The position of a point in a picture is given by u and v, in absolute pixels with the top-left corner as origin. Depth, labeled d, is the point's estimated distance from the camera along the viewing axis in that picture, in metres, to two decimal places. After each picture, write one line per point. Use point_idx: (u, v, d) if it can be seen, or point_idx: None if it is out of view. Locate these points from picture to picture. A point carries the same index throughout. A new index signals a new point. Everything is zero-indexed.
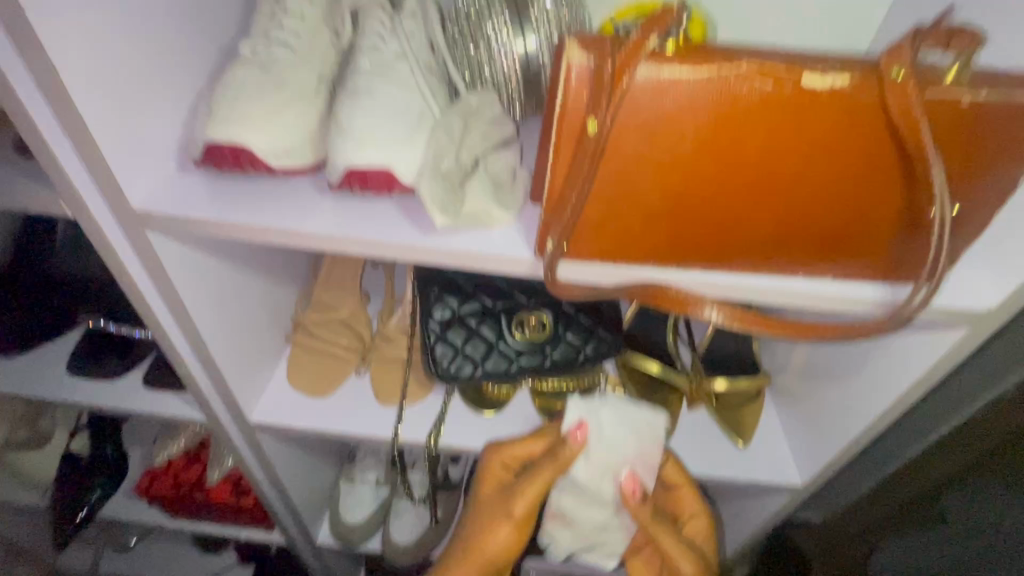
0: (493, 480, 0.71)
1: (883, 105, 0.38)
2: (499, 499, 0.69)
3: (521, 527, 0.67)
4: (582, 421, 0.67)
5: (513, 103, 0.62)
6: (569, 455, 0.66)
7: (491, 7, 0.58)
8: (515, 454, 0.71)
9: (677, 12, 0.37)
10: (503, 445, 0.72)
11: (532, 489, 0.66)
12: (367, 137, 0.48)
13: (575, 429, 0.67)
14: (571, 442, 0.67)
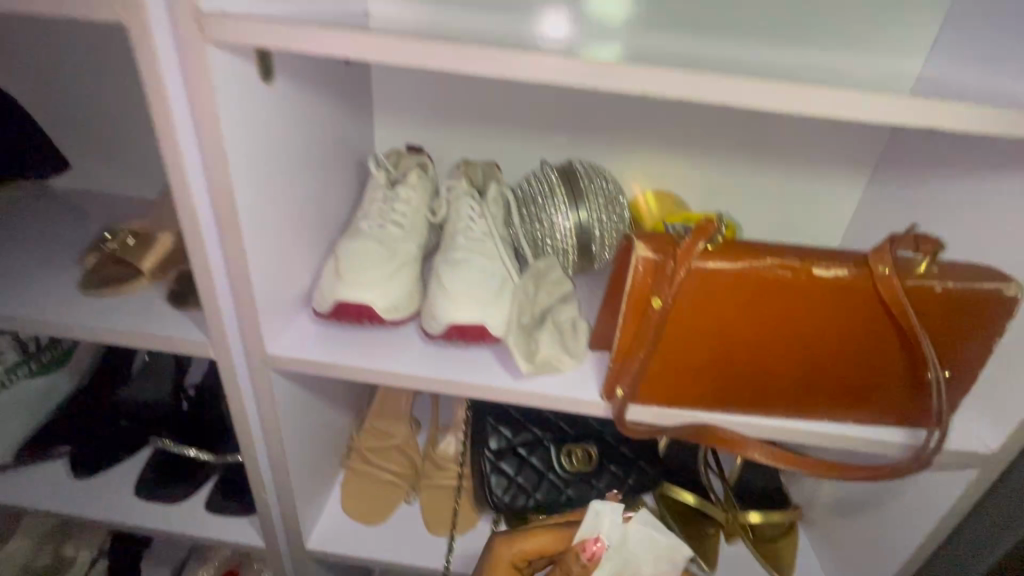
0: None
1: (876, 290, 0.51)
2: None
3: None
4: (599, 535, 0.62)
5: (568, 263, 0.76)
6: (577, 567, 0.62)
7: (553, 192, 0.74)
8: (519, 556, 0.65)
9: (716, 223, 0.51)
10: (508, 547, 0.65)
11: None
12: (467, 299, 0.60)
13: (591, 541, 0.62)
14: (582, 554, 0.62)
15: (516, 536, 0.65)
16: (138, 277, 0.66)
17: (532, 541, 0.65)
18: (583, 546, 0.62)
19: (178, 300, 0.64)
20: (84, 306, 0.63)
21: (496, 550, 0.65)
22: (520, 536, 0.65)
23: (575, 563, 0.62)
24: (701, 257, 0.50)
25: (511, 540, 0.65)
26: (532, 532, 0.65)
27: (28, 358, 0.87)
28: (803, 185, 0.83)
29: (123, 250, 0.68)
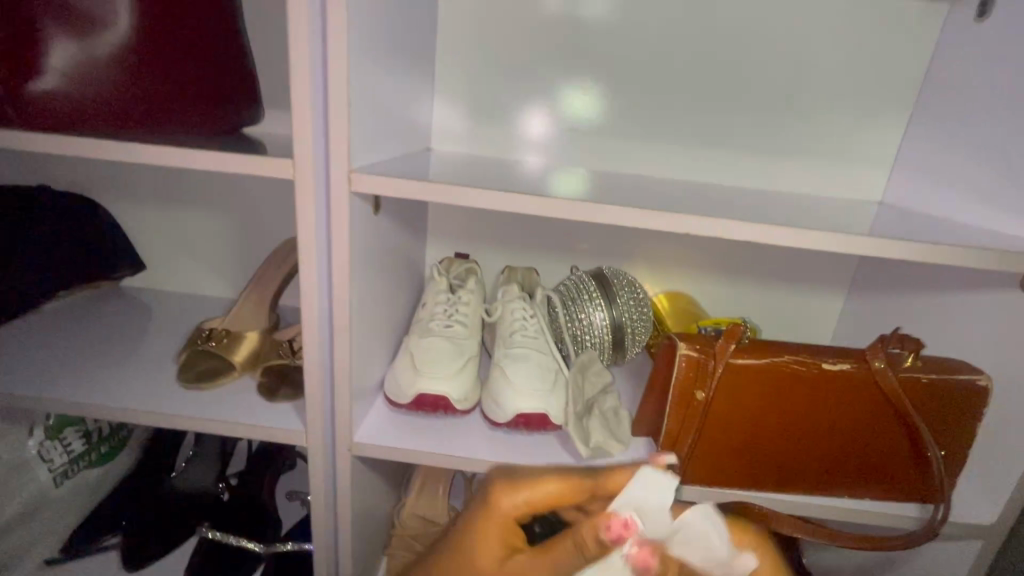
0: (489, 534, 0.50)
1: (874, 379, 0.62)
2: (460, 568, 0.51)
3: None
4: (632, 519, 0.43)
5: (603, 354, 0.86)
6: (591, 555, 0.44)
7: (589, 293, 0.86)
8: (520, 504, 0.51)
9: (741, 326, 0.63)
10: (508, 491, 0.51)
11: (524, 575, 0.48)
12: (531, 391, 0.69)
13: (622, 522, 0.44)
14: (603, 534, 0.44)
15: (521, 479, 0.53)
16: (231, 371, 0.75)
17: (542, 488, 0.50)
18: (606, 524, 0.44)
19: (268, 393, 0.72)
20: (186, 399, 0.70)
21: (494, 489, 0.53)
22: (527, 480, 0.52)
23: (585, 533, 0.45)
24: (732, 355, 0.62)
25: (512, 484, 0.52)
26: (543, 476, 0.52)
27: (90, 449, 0.90)
28: (790, 285, 0.99)
29: (218, 346, 0.77)
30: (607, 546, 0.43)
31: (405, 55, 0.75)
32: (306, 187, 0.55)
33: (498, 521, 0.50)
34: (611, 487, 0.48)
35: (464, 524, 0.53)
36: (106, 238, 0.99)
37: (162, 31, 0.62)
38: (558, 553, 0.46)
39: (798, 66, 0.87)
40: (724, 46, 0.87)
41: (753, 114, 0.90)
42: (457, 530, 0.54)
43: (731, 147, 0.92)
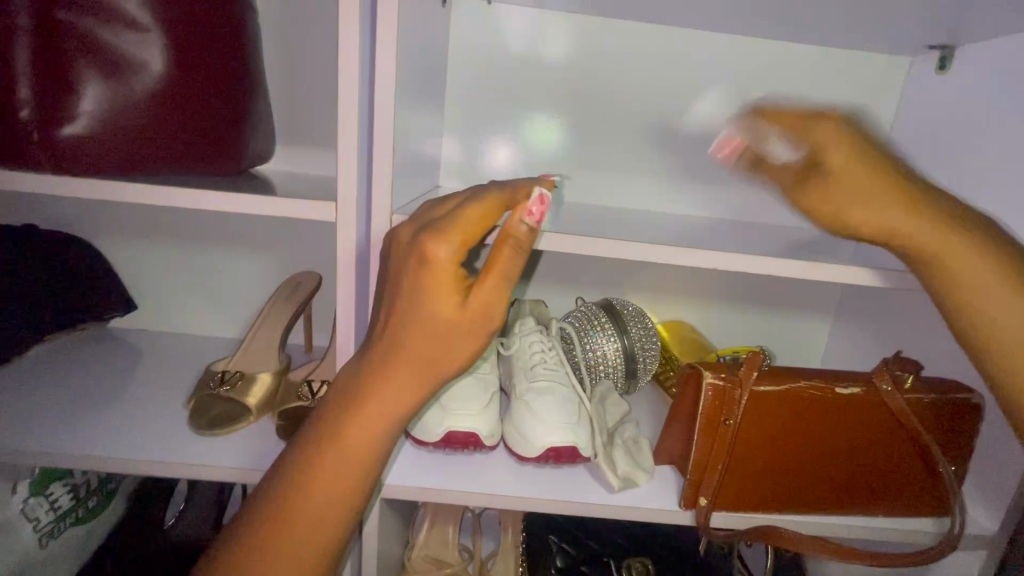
0: (441, 289, 0.46)
1: (882, 400, 0.67)
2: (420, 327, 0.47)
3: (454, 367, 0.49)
4: (545, 194, 0.50)
5: (617, 381, 0.89)
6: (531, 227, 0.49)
7: (600, 323, 0.88)
8: (459, 245, 0.46)
9: (760, 354, 0.66)
10: (442, 238, 0.46)
11: (494, 291, 0.48)
12: (560, 423, 0.70)
13: (538, 202, 0.49)
14: (534, 211, 0.49)
15: (444, 223, 0.47)
16: (248, 416, 0.72)
17: (467, 217, 0.47)
18: (527, 210, 0.49)
19: (292, 438, 0.70)
20: (203, 447, 0.68)
21: (427, 247, 0.46)
22: (445, 220, 0.47)
23: (518, 233, 0.49)
24: (755, 382, 0.64)
25: (443, 231, 0.46)
26: (456, 210, 0.48)
27: (77, 505, 0.83)
28: (783, 311, 1.04)
29: (233, 390, 0.74)
30: (531, 233, 0.49)
31: (420, 96, 0.77)
32: (349, 226, 0.61)
33: (448, 269, 0.46)
34: (509, 191, 0.50)
35: (409, 295, 0.47)
36: (99, 278, 0.94)
37: (195, 80, 0.62)
38: (507, 263, 0.48)
39: (782, 110, 0.94)
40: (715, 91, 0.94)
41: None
42: (400, 302, 0.48)
43: (723, 184, 0.98)
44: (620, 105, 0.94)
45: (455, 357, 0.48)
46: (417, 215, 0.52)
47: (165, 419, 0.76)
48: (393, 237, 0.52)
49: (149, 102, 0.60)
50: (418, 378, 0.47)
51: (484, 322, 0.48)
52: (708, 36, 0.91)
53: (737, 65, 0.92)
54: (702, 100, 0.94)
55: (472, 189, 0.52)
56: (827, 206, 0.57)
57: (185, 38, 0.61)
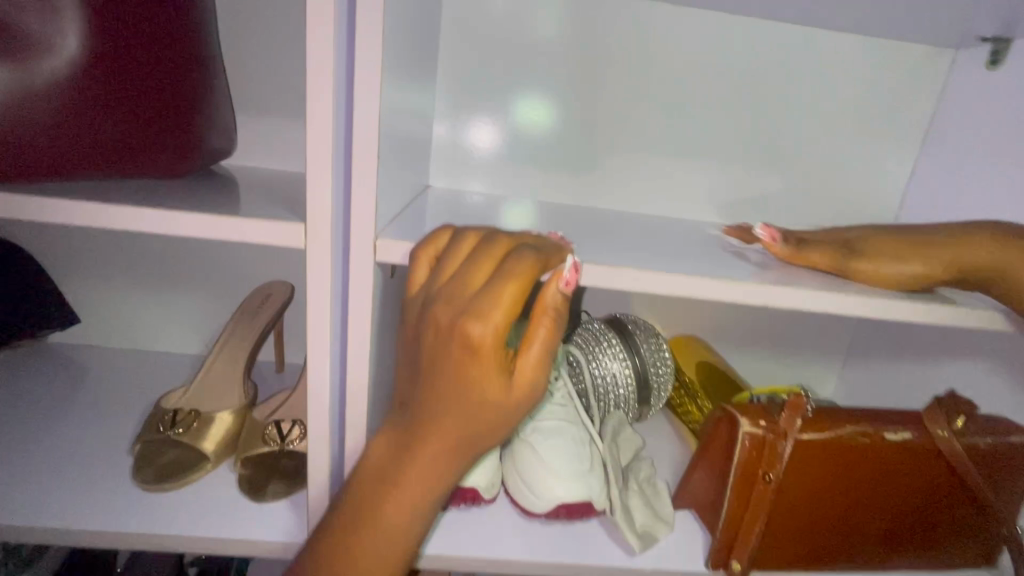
0: (483, 371, 0.41)
1: (937, 447, 0.59)
2: (457, 402, 0.42)
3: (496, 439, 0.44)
4: (577, 261, 0.44)
5: (628, 409, 0.79)
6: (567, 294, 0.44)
7: (610, 344, 0.79)
8: (501, 327, 0.41)
9: (803, 396, 0.57)
10: (482, 321, 0.41)
11: (534, 362, 0.43)
12: (572, 475, 0.61)
13: (571, 268, 0.44)
14: (565, 278, 0.44)
15: (479, 301, 0.41)
16: (205, 465, 0.61)
17: (506, 297, 0.41)
18: (562, 278, 0.44)
19: (255, 491, 0.59)
20: (151, 507, 0.56)
21: (468, 332, 0.41)
22: (482, 300, 0.41)
23: (553, 304, 0.44)
24: (800, 429, 0.56)
25: (483, 311, 0.41)
26: (491, 285, 0.42)
27: (6, 556, 0.72)
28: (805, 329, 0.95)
29: (187, 434, 0.62)
30: (564, 301, 0.44)
31: (411, 88, 0.64)
32: (321, 253, 0.48)
33: (489, 355, 0.41)
34: (544, 255, 0.44)
35: (445, 379, 0.42)
36: (34, 286, 0.79)
37: (127, 65, 0.50)
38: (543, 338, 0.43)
39: (822, 109, 0.84)
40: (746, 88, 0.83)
41: (774, 157, 0.86)
42: (436, 382, 0.42)
43: (747, 192, 0.87)
44: (641, 101, 0.83)
45: (494, 436, 0.44)
46: (442, 279, 0.44)
47: (104, 463, 0.63)
48: (418, 303, 0.45)
49: (64, 91, 0.47)
50: (453, 457, 0.44)
51: (526, 401, 0.44)
52: (743, 23, 0.80)
53: (773, 58, 0.81)
54: (732, 98, 0.83)
55: (502, 243, 0.45)
56: (878, 270, 0.54)
57: (114, 11, 0.48)
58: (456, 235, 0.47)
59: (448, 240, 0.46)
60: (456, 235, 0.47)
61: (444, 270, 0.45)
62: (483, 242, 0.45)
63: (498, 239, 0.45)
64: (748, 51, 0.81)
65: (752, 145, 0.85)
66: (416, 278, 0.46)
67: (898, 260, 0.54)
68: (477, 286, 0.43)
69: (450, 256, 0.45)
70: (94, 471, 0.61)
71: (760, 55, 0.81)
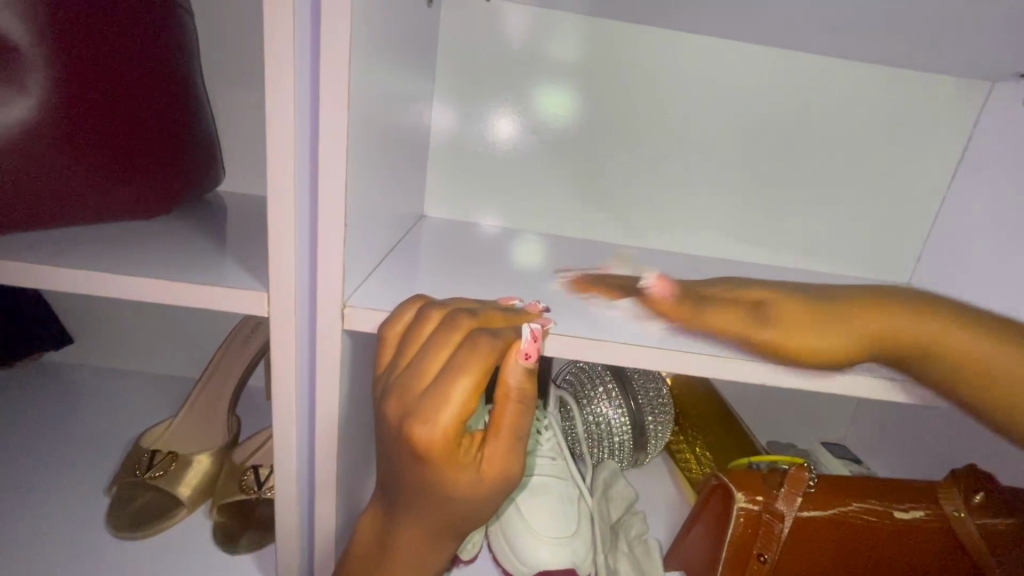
0: (448, 468, 0.40)
1: (948, 527, 0.54)
2: (428, 494, 0.41)
3: (481, 518, 0.44)
4: (535, 334, 0.41)
5: (623, 457, 0.75)
6: (529, 369, 0.42)
7: (606, 388, 0.76)
8: (451, 425, 0.39)
9: (806, 469, 0.53)
10: (426, 423, 0.39)
11: (506, 444, 0.42)
12: (552, 542, 0.58)
13: (529, 343, 0.42)
14: (524, 353, 0.42)
15: (426, 400, 0.40)
16: (179, 511, 0.61)
17: (456, 395, 0.40)
18: (522, 353, 0.41)
19: (228, 542, 0.58)
20: (123, 563, 0.56)
21: (415, 435, 0.39)
22: (429, 399, 0.40)
23: (514, 381, 0.42)
24: (798, 508, 0.52)
25: (428, 415, 0.39)
26: (440, 382, 0.40)
27: None
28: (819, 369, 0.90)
29: (162, 478, 0.62)
30: (529, 380, 0.42)
31: (400, 124, 0.59)
32: (285, 323, 0.44)
33: (442, 455, 0.40)
34: (502, 335, 0.42)
35: (404, 475, 0.42)
36: (30, 311, 0.78)
37: (91, 114, 0.48)
38: (511, 421, 0.42)
39: (851, 145, 0.77)
40: (769, 121, 0.76)
41: (797, 195, 0.79)
42: (402, 477, 0.42)
43: (767, 231, 0.81)
44: (652, 134, 0.77)
45: (475, 519, 0.43)
46: (399, 371, 0.42)
47: (82, 511, 0.62)
48: (380, 391, 0.44)
49: (23, 141, 0.45)
50: (435, 537, 0.44)
51: (498, 487, 0.42)
52: (767, 51, 0.74)
53: (799, 90, 0.75)
54: (752, 132, 0.77)
55: (458, 323, 0.42)
56: (826, 338, 0.48)
57: (74, 60, 0.46)
58: (418, 309, 0.43)
59: (406, 320, 0.43)
60: (421, 309, 0.43)
61: (401, 361, 0.43)
62: (438, 320, 0.42)
63: (457, 319, 0.42)
64: (772, 82, 0.75)
65: (773, 181, 0.79)
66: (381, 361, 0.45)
67: (820, 333, 0.48)
68: (428, 380, 0.41)
69: (407, 342, 0.43)
70: (70, 524, 0.60)
71: (785, 87, 0.75)
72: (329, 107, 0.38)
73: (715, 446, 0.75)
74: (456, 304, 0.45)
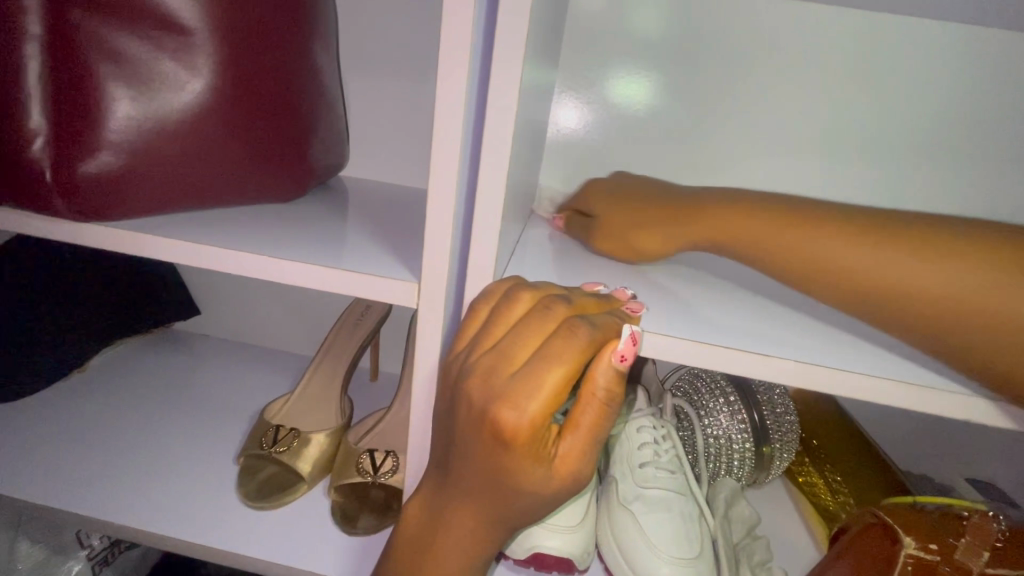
0: (518, 463, 0.35)
1: None
2: (494, 488, 0.37)
3: (541, 515, 0.39)
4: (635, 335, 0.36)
5: (743, 474, 0.70)
6: (618, 373, 0.36)
7: (727, 400, 0.70)
8: (540, 415, 0.34)
9: (994, 519, 0.45)
10: (515, 408, 0.33)
11: (584, 445, 0.37)
12: (674, 563, 0.54)
13: (627, 345, 0.36)
14: (616, 355, 0.35)
15: (512, 384, 0.34)
16: (300, 485, 0.63)
17: (547, 384, 0.34)
18: (613, 353, 0.35)
19: (347, 523, 0.60)
20: (248, 534, 0.59)
21: (501, 421, 0.34)
22: (519, 382, 0.34)
23: (603, 383, 0.36)
24: (986, 564, 0.44)
25: (512, 400, 0.34)
26: (530, 368, 0.34)
27: (111, 547, 0.74)
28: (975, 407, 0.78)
29: (286, 453, 0.64)
30: (619, 382, 0.36)
31: (532, 112, 0.57)
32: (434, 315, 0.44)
33: (525, 447, 0.34)
34: (601, 326, 0.36)
35: (474, 460, 0.36)
36: (161, 284, 0.84)
37: (248, 97, 0.49)
38: (594, 420, 0.36)
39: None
40: (954, 111, 0.64)
41: (984, 198, 0.66)
42: (468, 463, 0.37)
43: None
44: (800, 126, 0.67)
45: (536, 514, 0.39)
46: (482, 349, 0.37)
47: (209, 478, 0.66)
48: (455, 367, 0.39)
49: (192, 127, 0.47)
50: (492, 531, 0.39)
51: (566, 488, 0.37)
52: (961, 27, 0.61)
53: (998, 73, 0.62)
54: (931, 126, 0.65)
55: (555, 309, 0.37)
56: (625, 222, 0.55)
57: (237, 43, 0.47)
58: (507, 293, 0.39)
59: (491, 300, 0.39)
60: (513, 290, 0.39)
61: (485, 339, 0.38)
62: (531, 306, 0.38)
63: (552, 306, 0.37)
64: (962, 65, 0.62)
65: (953, 182, 0.66)
66: (463, 338, 0.40)
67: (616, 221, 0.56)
68: (515, 364, 0.35)
69: (494, 323, 0.38)
70: (199, 491, 0.64)
71: (978, 72, 0.62)
72: (497, 98, 0.36)
73: (849, 475, 0.67)
74: (549, 289, 0.40)
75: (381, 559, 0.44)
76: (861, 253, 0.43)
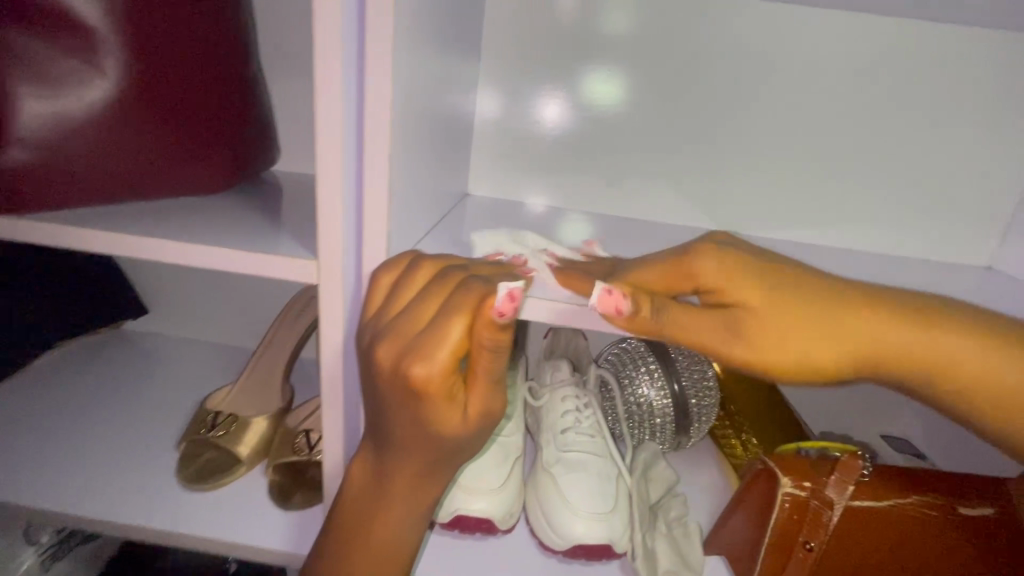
0: (437, 406, 0.39)
1: None
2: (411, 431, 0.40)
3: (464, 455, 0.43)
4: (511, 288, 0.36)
5: (665, 439, 0.74)
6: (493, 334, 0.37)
7: (648, 370, 0.74)
8: (447, 364, 0.38)
9: (860, 456, 0.51)
10: (423, 361, 0.38)
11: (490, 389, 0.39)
12: (588, 518, 0.58)
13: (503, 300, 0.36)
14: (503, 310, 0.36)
15: (413, 341, 0.39)
16: (239, 466, 0.67)
17: (453, 334, 0.38)
18: (490, 306, 0.36)
19: (282, 497, 0.64)
20: (179, 514, 0.62)
21: (410, 373, 0.38)
22: (423, 339, 0.39)
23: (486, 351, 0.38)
24: (850, 497, 0.50)
25: (419, 354, 0.38)
26: (438, 319, 0.39)
27: (63, 540, 0.77)
28: None
29: (224, 437, 0.68)
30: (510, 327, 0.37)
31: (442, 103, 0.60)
32: (334, 288, 0.48)
33: (435, 392, 0.38)
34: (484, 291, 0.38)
35: (396, 412, 0.40)
36: (105, 280, 0.86)
37: (158, 92, 0.51)
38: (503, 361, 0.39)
39: (940, 117, 0.69)
40: (840, 94, 0.70)
41: (871, 172, 0.72)
42: (388, 421, 0.41)
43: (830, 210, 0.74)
44: (700, 110, 0.73)
45: (463, 451, 0.43)
46: (394, 310, 0.42)
47: (148, 467, 0.68)
48: (367, 336, 0.43)
49: (101, 121, 0.49)
50: (416, 481, 0.43)
51: (481, 428, 0.41)
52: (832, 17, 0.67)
53: (869, 59, 0.68)
54: (812, 109, 0.71)
55: (453, 278, 0.42)
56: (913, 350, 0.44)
57: (143, 40, 0.49)
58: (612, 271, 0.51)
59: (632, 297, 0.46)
60: (411, 264, 0.44)
61: (401, 316, 0.41)
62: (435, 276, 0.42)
63: (450, 273, 0.42)
64: (839, 53, 0.68)
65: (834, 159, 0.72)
66: (375, 296, 0.45)
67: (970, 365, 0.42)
68: (421, 325, 0.40)
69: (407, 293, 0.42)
70: (142, 479, 0.66)
71: (860, 57, 0.68)
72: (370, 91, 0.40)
73: (765, 438, 0.73)
74: (451, 259, 0.45)
75: (329, 522, 0.47)
76: (901, 326, 0.43)
